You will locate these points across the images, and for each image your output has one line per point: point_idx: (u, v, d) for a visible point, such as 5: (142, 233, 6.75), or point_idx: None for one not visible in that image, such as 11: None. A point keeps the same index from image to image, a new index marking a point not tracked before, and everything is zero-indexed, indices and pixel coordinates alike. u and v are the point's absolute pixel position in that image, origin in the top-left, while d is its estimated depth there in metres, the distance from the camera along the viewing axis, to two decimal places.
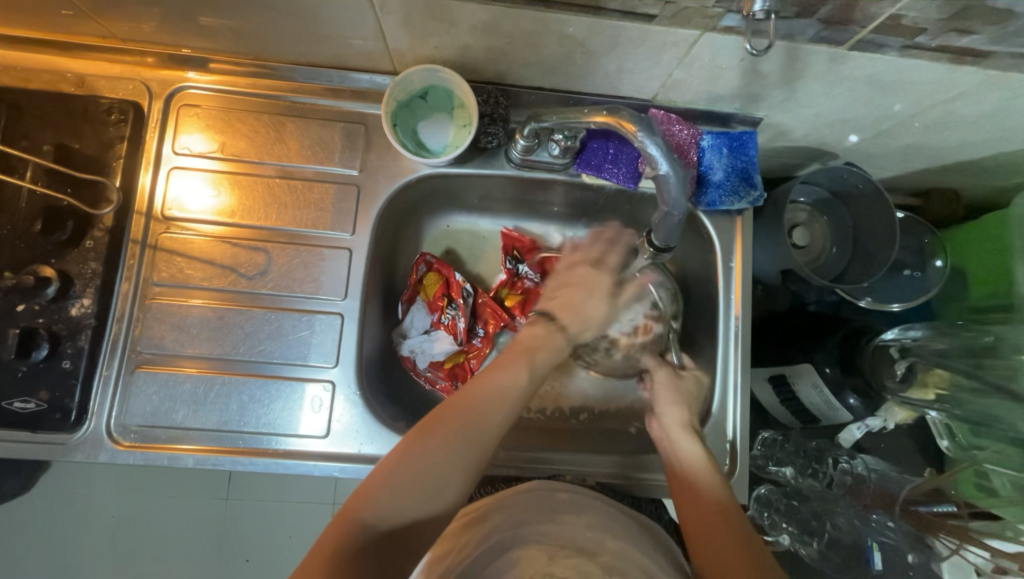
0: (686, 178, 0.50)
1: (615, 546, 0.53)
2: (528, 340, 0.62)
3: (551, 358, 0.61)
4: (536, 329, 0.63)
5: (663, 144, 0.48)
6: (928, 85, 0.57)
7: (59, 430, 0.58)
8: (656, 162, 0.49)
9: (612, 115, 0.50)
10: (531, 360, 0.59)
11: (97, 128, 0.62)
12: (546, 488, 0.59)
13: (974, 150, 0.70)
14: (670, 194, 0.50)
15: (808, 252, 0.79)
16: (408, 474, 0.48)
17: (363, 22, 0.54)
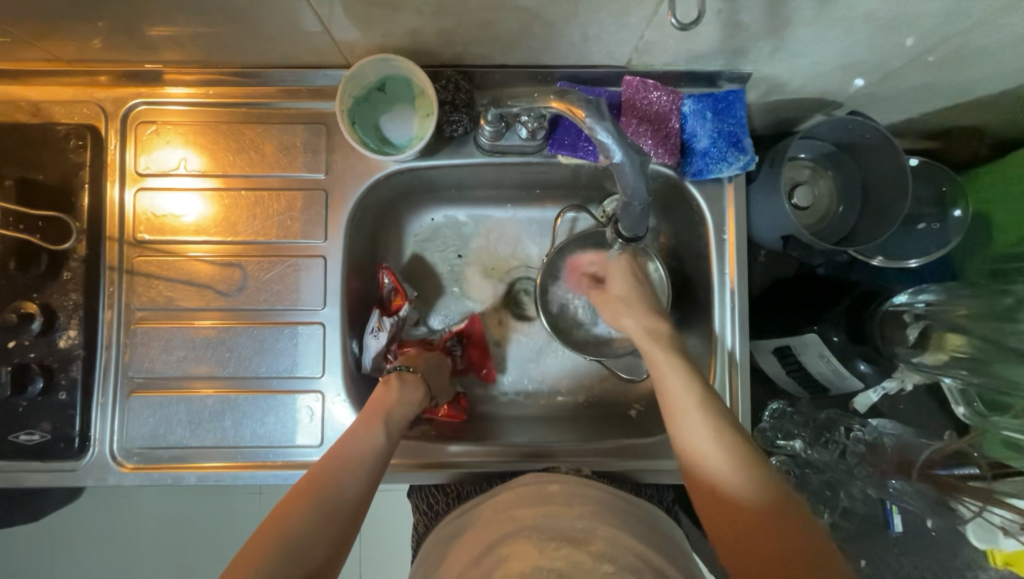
0: (643, 165, 0.46)
1: (606, 534, 0.51)
2: (380, 397, 0.58)
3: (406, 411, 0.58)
4: (390, 381, 0.61)
5: (615, 129, 0.45)
6: (937, 16, 0.50)
7: (66, 457, 0.60)
8: (609, 150, 0.45)
9: (562, 99, 0.46)
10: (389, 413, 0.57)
11: (58, 156, 0.61)
12: (540, 481, 0.58)
13: (997, 83, 0.63)
14: (628, 182, 0.46)
15: (811, 213, 0.73)
16: (339, 466, 0.51)
17: (302, 17, 0.50)
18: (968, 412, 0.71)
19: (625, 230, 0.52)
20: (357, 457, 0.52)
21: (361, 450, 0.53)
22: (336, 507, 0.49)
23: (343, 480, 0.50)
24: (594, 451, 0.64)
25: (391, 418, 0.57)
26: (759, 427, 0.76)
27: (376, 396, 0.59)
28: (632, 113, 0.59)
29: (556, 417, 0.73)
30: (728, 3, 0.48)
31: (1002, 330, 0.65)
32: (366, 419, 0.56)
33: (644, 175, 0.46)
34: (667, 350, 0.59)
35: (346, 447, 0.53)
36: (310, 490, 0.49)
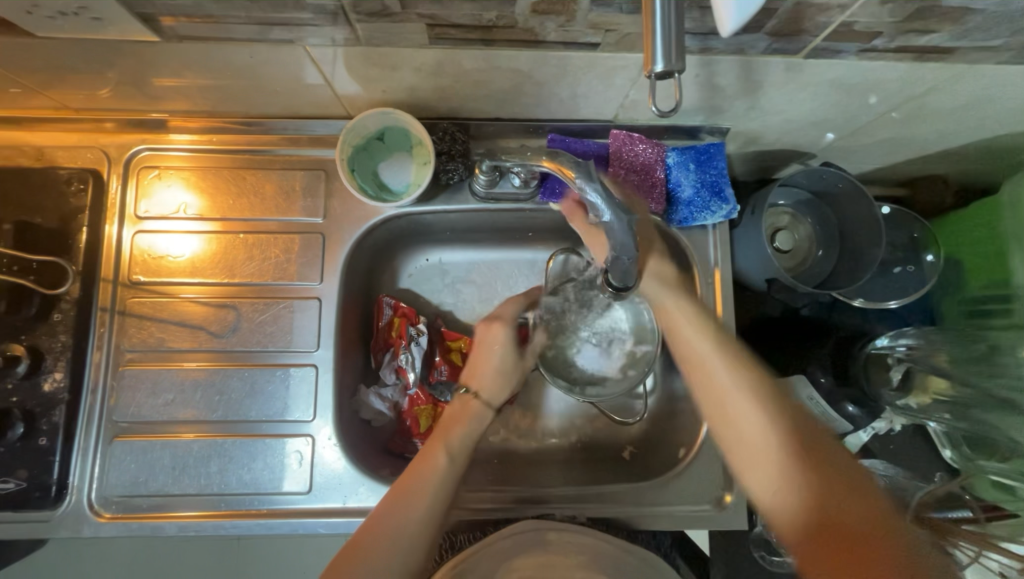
0: (631, 225, 0.47)
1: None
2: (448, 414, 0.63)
3: (472, 428, 0.61)
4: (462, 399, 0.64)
5: (604, 192, 0.46)
6: (895, 82, 0.55)
7: (41, 508, 0.57)
8: (599, 210, 0.47)
9: (553, 160, 0.47)
10: (454, 432, 0.60)
11: (58, 200, 0.62)
12: (535, 530, 0.58)
13: (957, 138, 0.67)
14: (617, 241, 0.48)
15: (793, 256, 0.76)
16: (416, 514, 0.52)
17: (307, 74, 0.53)
18: (954, 455, 0.72)
19: (614, 280, 0.54)
20: (417, 496, 0.53)
21: (408, 523, 0.51)
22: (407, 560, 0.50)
23: (408, 524, 0.51)
24: (589, 498, 0.63)
25: (442, 477, 0.55)
26: None
27: (452, 414, 0.63)
28: (618, 164, 0.62)
29: (549, 459, 0.73)
30: (705, 68, 0.51)
31: (982, 378, 0.70)
32: (408, 491, 0.53)
33: (632, 233, 0.48)
34: (680, 299, 0.57)
35: (414, 490, 0.53)
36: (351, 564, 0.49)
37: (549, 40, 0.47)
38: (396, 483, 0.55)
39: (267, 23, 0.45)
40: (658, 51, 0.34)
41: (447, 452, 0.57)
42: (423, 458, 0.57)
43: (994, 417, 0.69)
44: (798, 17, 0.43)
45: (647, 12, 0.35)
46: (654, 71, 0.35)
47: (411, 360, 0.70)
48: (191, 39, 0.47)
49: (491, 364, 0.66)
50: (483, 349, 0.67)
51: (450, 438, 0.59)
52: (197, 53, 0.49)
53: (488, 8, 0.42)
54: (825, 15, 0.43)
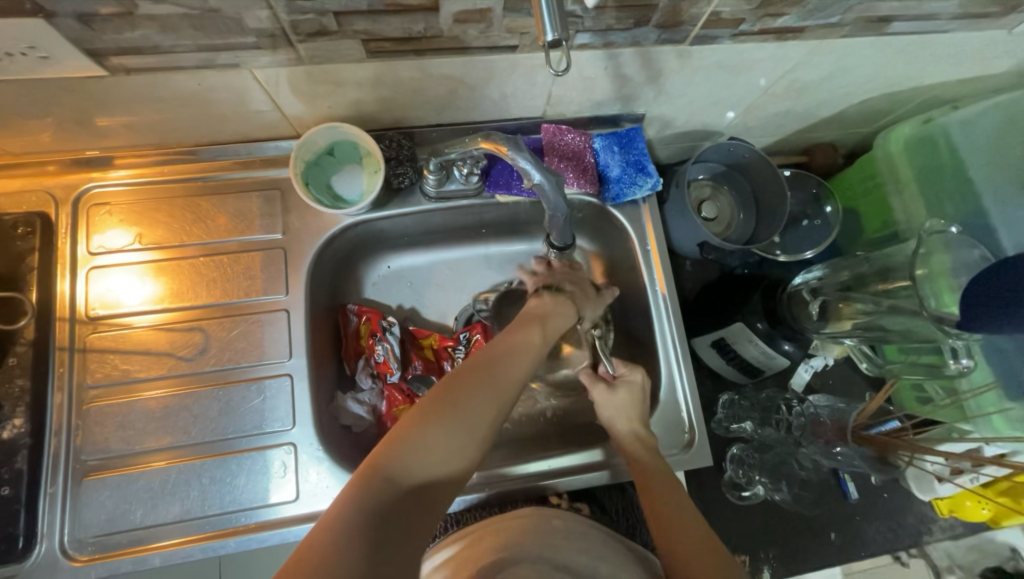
0: (559, 183, 0.54)
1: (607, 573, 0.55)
2: (537, 309, 0.61)
3: (560, 325, 0.61)
4: (542, 299, 0.63)
5: (533, 157, 0.53)
6: (769, 60, 0.65)
7: (6, 563, 0.55)
8: (530, 174, 0.54)
9: (486, 139, 0.54)
10: (545, 325, 0.59)
11: (5, 245, 0.61)
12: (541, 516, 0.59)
13: (832, 106, 0.80)
14: (550, 199, 0.55)
15: (718, 222, 0.85)
16: (518, 360, 0.54)
17: (253, 97, 0.57)
18: (868, 365, 0.79)
19: (556, 240, 0.66)
20: (517, 352, 0.55)
21: (506, 376, 0.52)
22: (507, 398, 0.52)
23: (510, 365, 0.53)
24: (570, 467, 0.68)
25: (539, 350, 0.56)
26: (714, 418, 0.83)
27: (536, 309, 0.62)
28: (553, 153, 0.69)
29: (528, 438, 0.76)
30: (611, 61, 0.60)
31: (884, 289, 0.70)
32: (508, 350, 0.54)
33: (561, 191, 0.55)
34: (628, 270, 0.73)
35: (519, 341, 0.56)
36: (444, 401, 0.49)
37: (474, 46, 0.53)
38: (493, 346, 0.55)
39: (213, 49, 0.48)
40: (547, 22, 0.40)
41: (543, 331, 0.58)
42: (524, 328, 0.58)
43: (902, 325, 0.68)
44: (675, 10, 0.52)
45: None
46: (546, 39, 0.41)
47: (389, 350, 0.73)
48: (138, 70, 0.50)
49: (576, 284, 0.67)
50: (552, 318, 0.60)
51: (548, 324, 0.59)
52: (144, 85, 0.52)
53: (416, 21, 0.48)
54: (696, 7, 0.52)
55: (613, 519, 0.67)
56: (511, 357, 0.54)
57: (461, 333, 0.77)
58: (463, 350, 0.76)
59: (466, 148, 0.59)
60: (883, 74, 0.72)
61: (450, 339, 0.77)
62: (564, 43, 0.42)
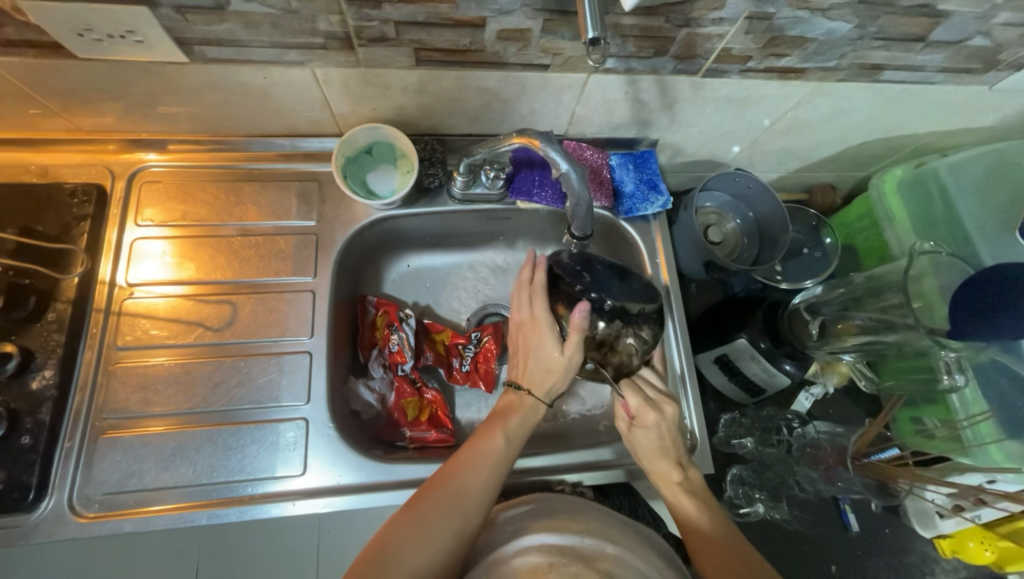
0: (585, 174, 0.59)
1: (614, 552, 0.54)
2: (503, 406, 0.65)
3: (522, 422, 0.64)
4: (509, 396, 0.67)
5: (563, 150, 0.58)
6: (773, 97, 0.72)
7: (14, 512, 0.55)
8: (558, 164, 0.59)
9: (521, 134, 0.60)
10: (506, 425, 0.62)
11: (61, 211, 0.66)
12: (547, 502, 0.61)
13: (830, 146, 0.86)
14: (573, 189, 0.60)
15: (723, 247, 0.90)
16: (481, 473, 0.57)
17: (309, 94, 0.63)
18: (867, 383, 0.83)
19: (576, 230, 0.68)
20: (479, 462, 0.58)
21: (465, 489, 0.56)
22: (468, 513, 0.54)
23: (470, 477, 0.57)
24: (573, 467, 0.69)
25: (501, 455, 0.59)
26: (716, 435, 0.83)
27: (501, 408, 0.66)
28: None
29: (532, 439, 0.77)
30: (631, 86, 0.66)
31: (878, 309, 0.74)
32: (471, 462, 0.58)
33: (586, 182, 0.60)
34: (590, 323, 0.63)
35: (484, 450, 0.59)
36: (407, 526, 0.52)
37: (511, 62, 0.60)
38: (457, 458, 0.59)
39: (284, 46, 0.55)
40: (589, 23, 0.46)
41: (504, 436, 0.61)
42: (484, 436, 0.61)
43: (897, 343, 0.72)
44: (691, 44, 0.59)
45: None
46: (587, 36, 0.46)
47: (404, 340, 0.75)
48: (216, 61, 0.56)
49: (534, 360, 0.66)
50: (513, 415, 0.64)
51: (511, 425, 0.63)
52: (216, 75, 0.59)
53: (464, 35, 0.55)
54: (709, 42, 0.59)
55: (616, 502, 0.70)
56: (474, 469, 0.57)
57: (472, 333, 0.80)
58: (474, 348, 0.79)
59: (495, 148, 0.64)
60: (877, 119, 0.79)
61: (462, 336, 0.80)
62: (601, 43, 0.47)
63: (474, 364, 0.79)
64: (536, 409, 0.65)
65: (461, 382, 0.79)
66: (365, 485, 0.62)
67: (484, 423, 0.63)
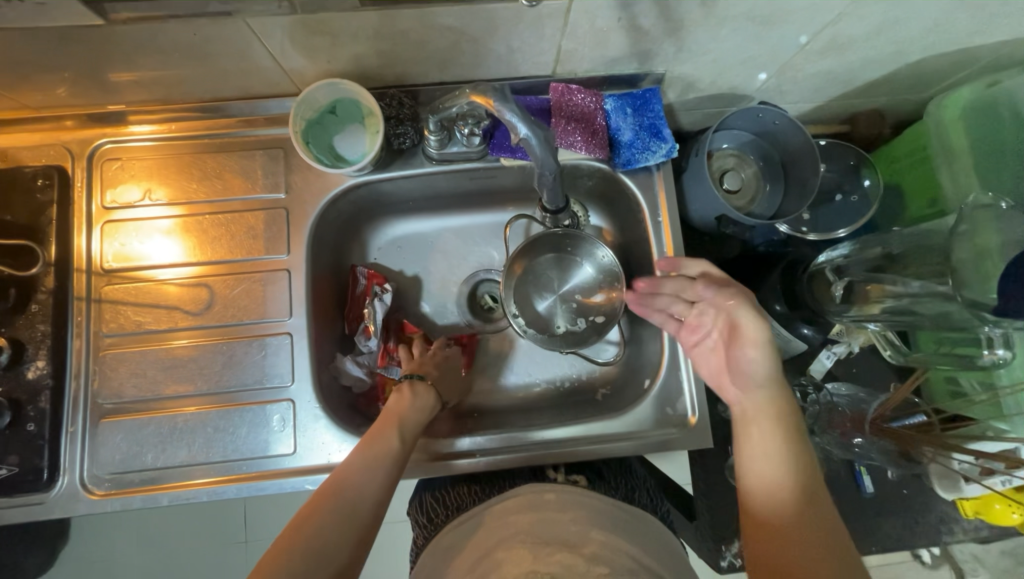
0: (547, 139, 0.53)
1: (600, 537, 0.53)
2: (392, 405, 0.60)
3: (419, 418, 0.60)
4: (398, 391, 0.62)
5: (520, 110, 0.51)
6: (808, 11, 0.58)
7: (34, 491, 0.59)
8: (516, 128, 0.52)
9: (472, 91, 0.53)
10: (401, 419, 0.58)
11: (26, 197, 0.64)
12: (534, 492, 0.60)
13: (882, 65, 0.71)
14: (535, 156, 0.54)
15: (742, 195, 0.80)
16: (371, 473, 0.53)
17: (251, 50, 0.56)
18: (892, 353, 0.75)
19: (548, 203, 0.64)
20: (371, 468, 0.53)
21: (357, 496, 0.51)
22: (357, 521, 0.49)
23: (359, 483, 0.51)
24: (567, 438, 0.67)
25: (392, 457, 0.54)
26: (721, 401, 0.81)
27: (389, 406, 0.60)
28: (561, 114, 0.65)
29: (529, 408, 0.76)
30: (625, 10, 0.55)
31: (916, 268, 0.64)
32: (363, 462, 0.53)
33: (550, 149, 0.54)
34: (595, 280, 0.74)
35: (371, 447, 0.54)
36: (298, 538, 0.46)
37: None
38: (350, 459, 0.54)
39: None
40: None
41: (400, 433, 0.57)
42: (375, 437, 0.56)
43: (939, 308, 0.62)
44: None
45: None
46: None
47: (372, 317, 0.72)
48: (135, 20, 0.50)
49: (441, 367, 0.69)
50: (406, 416, 0.59)
51: (402, 422, 0.58)
52: (142, 36, 0.52)
53: None
54: None
55: (612, 486, 0.66)
56: (363, 471, 0.52)
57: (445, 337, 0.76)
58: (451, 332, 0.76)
59: (453, 107, 0.57)
60: (944, 27, 0.64)
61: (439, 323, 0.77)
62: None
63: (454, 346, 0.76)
64: (428, 402, 0.62)
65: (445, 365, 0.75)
66: None
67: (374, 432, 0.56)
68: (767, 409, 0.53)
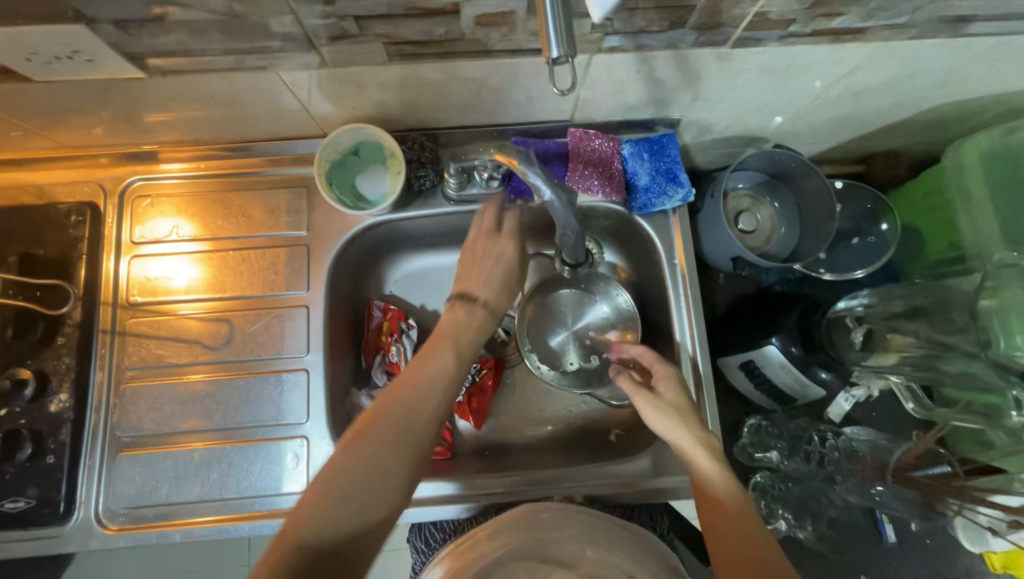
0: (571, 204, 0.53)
1: (592, 555, 0.58)
2: (449, 325, 0.58)
3: (472, 340, 0.58)
4: (456, 312, 0.59)
5: (543, 173, 0.51)
6: (823, 64, 0.59)
7: (50, 524, 0.60)
8: (541, 191, 0.52)
9: (501, 151, 0.52)
10: (456, 346, 0.56)
11: (59, 231, 0.66)
12: (533, 509, 0.60)
13: (897, 112, 0.72)
14: (559, 216, 0.54)
15: (757, 236, 0.80)
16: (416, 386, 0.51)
17: (281, 98, 0.58)
18: (917, 408, 0.73)
19: (568, 257, 0.63)
20: (422, 396, 0.50)
21: (408, 423, 0.49)
22: (410, 448, 0.48)
23: (412, 410, 0.49)
24: (580, 481, 0.66)
25: (447, 378, 0.53)
26: (738, 443, 0.79)
27: (445, 324, 0.58)
28: (578, 160, 0.66)
29: (541, 447, 0.75)
30: (644, 64, 0.56)
31: (937, 326, 0.66)
32: (415, 384, 0.51)
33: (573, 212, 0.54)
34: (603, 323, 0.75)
35: (418, 371, 0.52)
36: (342, 465, 0.46)
37: (497, 49, 0.52)
38: (401, 377, 0.52)
39: (240, 52, 0.50)
40: (552, 37, 0.37)
41: (456, 352, 0.55)
42: (429, 355, 0.54)
43: (959, 364, 0.64)
44: (715, 11, 0.48)
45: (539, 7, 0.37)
46: (551, 57, 0.38)
47: (402, 353, 0.74)
48: (175, 73, 0.52)
49: (493, 277, 0.61)
50: (463, 336, 0.57)
51: (461, 341, 0.56)
52: (180, 87, 0.54)
53: (437, 24, 0.47)
54: (738, 7, 0.48)
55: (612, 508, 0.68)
56: (409, 388, 0.51)
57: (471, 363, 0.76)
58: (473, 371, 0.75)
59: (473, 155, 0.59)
60: (960, 78, 0.64)
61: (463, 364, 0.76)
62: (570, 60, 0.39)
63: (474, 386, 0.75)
64: (490, 320, 0.60)
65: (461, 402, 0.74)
66: None
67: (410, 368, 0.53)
68: (693, 434, 0.59)
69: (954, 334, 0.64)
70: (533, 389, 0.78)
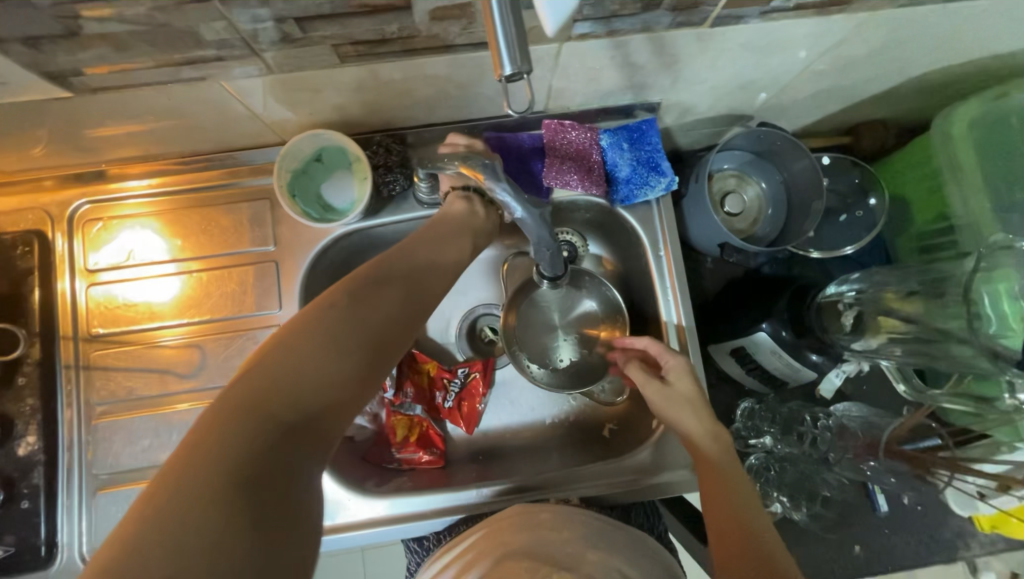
0: (541, 220, 0.51)
1: (594, 559, 0.56)
2: (455, 216, 0.59)
3: (487, 230, 0.61)
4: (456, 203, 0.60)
5: (513, 189, 0.49)
6: (807, 38, 0.56)
7: (34, 569, 0.58)
8: (510, 207, 0.50)
9: (465, 165, 0.49)
10: (475, 238, 0.59)
11: (7, 264, 0.62)
12: (529, 512, 0.58)
13: (884, 81, 0.69)
14: (531, 234, 0.52)
15: (744, 218, 0.78)
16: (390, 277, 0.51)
17: (229, 108, 0.54)
18: (908, 388, 0.74)
19: (547, 271, 0.60)
20: (399, 288, 0.51)
21: (383, 310, 0.48)
22: (385, 336, 0.48)
23: (386, 301, 0.49)
24: (575, 483, 0.65)
25: (419, 276, 0.53)
26: (732, 428, 0.79)
27: (456, 213, 0.60)
28: (555, 154, 0.63)
29: (536, 448, 0.74)
30: (618, 49, 0.52)
31: (931, 312, 0.63)
32: (388, 281, 0.51)
33: (544, 226, 0.52)
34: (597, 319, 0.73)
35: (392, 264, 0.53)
36: (305, 329, 0.44)
37: (458, 43, 0.47)
38: (375, 270, 0.51)
39: (174, 64, 0.45)
40: (503, 53, 0.33)
41: (472, 240, 0.59)
42: (403, 258, 0.54)
43: (940, 348, 0.62)
44: None
45: (486, 13, 0.33)
46: (503, 73, 0.34)
47: None
48: (105, 89, 0.47)
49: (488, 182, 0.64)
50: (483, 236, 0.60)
51: (454, 242, 0.58)
52: (115, 103, 0.50)
53: (388, 21, 0.43)
54: None
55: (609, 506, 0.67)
56: (382, 281, 0.50)
57: (459, 367, 0.75)
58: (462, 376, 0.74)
59: (439, 168, 0.53)
60: (949, 43, 0.61)
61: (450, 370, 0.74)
62: (525, 75, 0.34)
63: (462, 391, 0.74)
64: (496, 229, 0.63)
65: (452, 407, 0.74)
66: (362, 520, 0.62)
67: (384, 272, 0.51)
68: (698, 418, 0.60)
69: (945, 316, 0.62)
70: (524, 390, 0.76)
